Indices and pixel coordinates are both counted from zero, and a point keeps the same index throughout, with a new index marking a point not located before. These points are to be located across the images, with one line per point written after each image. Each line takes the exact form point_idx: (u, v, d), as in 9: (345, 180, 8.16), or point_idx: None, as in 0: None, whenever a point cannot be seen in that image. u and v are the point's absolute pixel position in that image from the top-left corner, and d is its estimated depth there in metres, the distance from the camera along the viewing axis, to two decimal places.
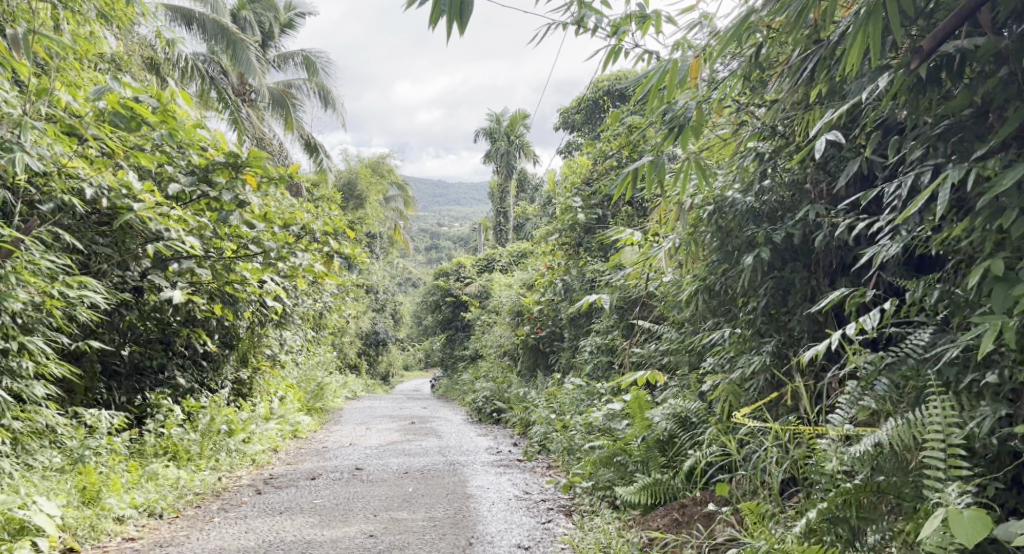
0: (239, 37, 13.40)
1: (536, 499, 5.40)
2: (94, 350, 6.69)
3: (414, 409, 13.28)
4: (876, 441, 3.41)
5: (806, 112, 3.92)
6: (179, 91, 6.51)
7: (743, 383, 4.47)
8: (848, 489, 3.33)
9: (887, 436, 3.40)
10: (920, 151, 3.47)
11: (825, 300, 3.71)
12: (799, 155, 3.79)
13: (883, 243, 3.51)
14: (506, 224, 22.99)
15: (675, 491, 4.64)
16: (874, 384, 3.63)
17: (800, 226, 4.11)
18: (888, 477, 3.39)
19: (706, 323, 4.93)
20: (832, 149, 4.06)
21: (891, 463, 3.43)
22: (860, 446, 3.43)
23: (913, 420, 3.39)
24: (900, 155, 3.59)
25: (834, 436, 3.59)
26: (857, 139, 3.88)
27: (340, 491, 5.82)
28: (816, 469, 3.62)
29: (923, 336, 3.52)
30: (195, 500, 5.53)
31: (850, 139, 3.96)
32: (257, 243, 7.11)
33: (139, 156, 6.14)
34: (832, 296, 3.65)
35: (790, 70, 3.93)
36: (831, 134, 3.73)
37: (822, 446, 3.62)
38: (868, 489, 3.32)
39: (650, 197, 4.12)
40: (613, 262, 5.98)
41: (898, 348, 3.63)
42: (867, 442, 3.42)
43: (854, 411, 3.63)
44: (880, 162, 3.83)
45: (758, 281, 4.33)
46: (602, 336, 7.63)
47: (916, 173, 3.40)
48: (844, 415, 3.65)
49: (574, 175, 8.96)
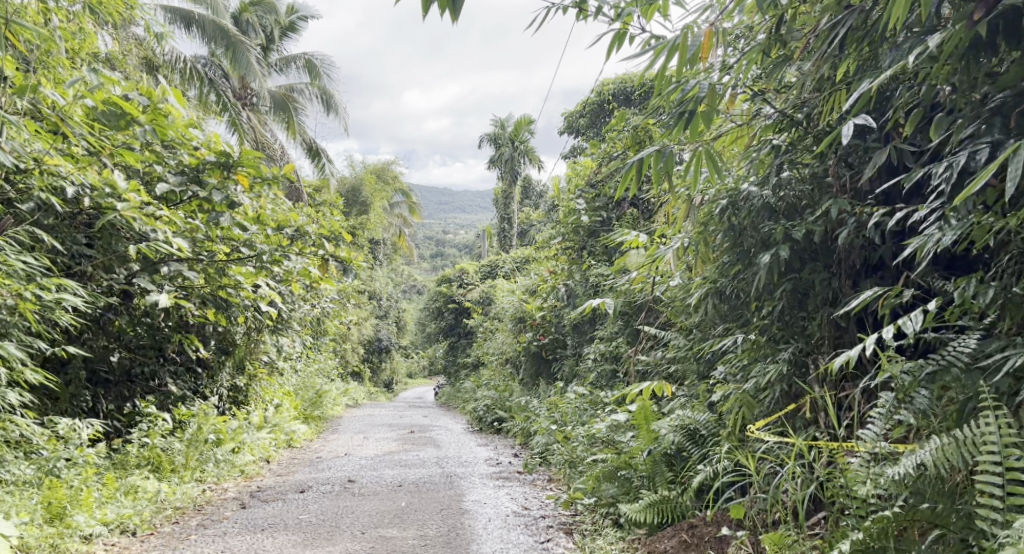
0: (240, 38, 13.13)
1: (535, 516, 5.10)
2: (78, 357, 6.40)
3: (415, 418, 12.96)
4: (918, 462, 3.13)
5: (831, 92, 3.61)
6: (171, 89, 6.27)
7: (758, 395, 4.18)
8: (886, 519, 3.07)
9: (931, 457, 3.11)
10: (970, 128, 3.17)
11: (856, 300, 3.38)
12: (826, 140, 3.48)
13: (929, 234, 3.19)
14: (510, 231, 22.69)
15: (684, 510, 4.35)
16: (912, 396, 3.30)
17: (821, 223, 3.81)
18: (932, 504, 3.13)
19: (717, 329, 4.64)
20: (858, 139, 3.78)
21: (932, 487, 3.17)
22: (899, 468, 3.16)
23: (961, 437, 3.10)
24: (946, 137, 3.30)
25: (866, 454, 3.32)
26: (889, 123, 3.59)
27: (329, 506, 5.52)
28: (844, 491, 3.35)
29: (969, 342, 3.21)
30: (173, 514, 5.23)
31: (879, 126, 3.67)
32: (249, 247, 6.84)
33: (125, 153, 5.88)
34: (866, 295, 3.33)
35: (817, 41, 3.62)
36: (861, 117, 3.44)
37: (853, 467, 3.32)
38: (908, 518, 3.07)
39: (659, 193, 3.85)
40: (618, 264, 5.70)
41: (937, 356, 3.31)
42: (907, 463, 3.15)
43: (889, 426, 3.33)
44: (913, 150, 3.54)
45: (774, 283, 4.04)
46: (606, 343, 7.34)
47: (970, 152, 3.10)
48: (878, 430, 3.35)
49: (577, 177, 8.69)
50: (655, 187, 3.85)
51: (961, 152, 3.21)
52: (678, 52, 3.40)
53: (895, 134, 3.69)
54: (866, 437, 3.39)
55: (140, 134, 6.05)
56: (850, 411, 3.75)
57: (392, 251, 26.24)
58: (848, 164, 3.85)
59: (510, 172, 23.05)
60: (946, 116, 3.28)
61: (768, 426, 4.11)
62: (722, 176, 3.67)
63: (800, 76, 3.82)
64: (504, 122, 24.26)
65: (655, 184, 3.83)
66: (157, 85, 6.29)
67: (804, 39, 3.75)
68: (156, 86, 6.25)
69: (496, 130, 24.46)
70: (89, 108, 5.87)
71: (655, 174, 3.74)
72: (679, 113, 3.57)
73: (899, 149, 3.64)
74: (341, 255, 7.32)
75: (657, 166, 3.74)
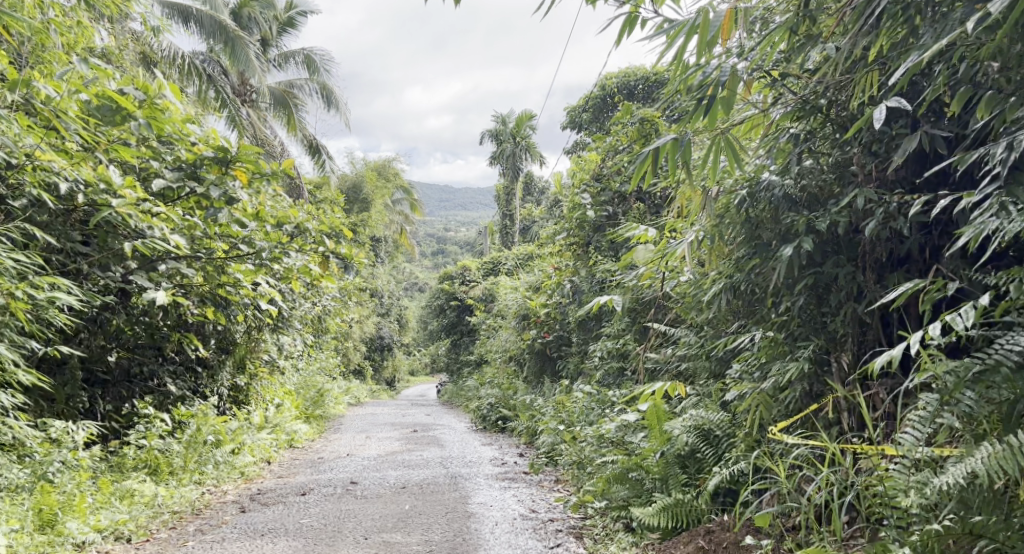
0: (238, 33, 12.93)
1: (543, 519, 4.94)
2: (74, 357, 6.23)
3: (417, 417, 12.80)
4: (969, 471, 2.99)
5: (863, 72, 3.43)
6: (169, 83, 6.07)
7: (776, 394, 4.03)
8: (934, 534, 3.01)
9: (983, 465, 2.99)
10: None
11: (894, 294, 3.20)
12: (856, 125, 3.33)
13: (985, 221, 3.03)
14: (511, 227, 22.50)
15: (699, 514, 4.18)
16: (956, 399, 3.16)
17: (845, 214, 3.66)
18: (983, 515, 3.04)
19: (732, 325, 4.49)
20: (885, 126, 3.62)
21: (979, 495, 3.06)
22: (948, 478, 3.03)
23: (1015, 445, 2.96)
24: (996, 118, 3.14)
25: (904, 460, 3.18)
26: (924, 107, 3.44)
27: (331, 510, 5.37)
28: (883, 499, 3.22)
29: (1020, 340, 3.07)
30: (171, 520, 5.07)
31: (911, 110, 3.52)
32: (248, 244, 6.66)
33: (121, 149, 5.70)
34: (907, 289, 3.15)
35: (850, 18, 3.44)
36: (895, 101, 3.29)
37: (892, 474, 3.18)
38: (959, 532, 3.01)
39: (675, 184, 3.70)
40: (627, 260, 5.55)
41: (982, 354, 3.16)
42: (957, 472, 3.01)
43: (929, 430, 3.19)
44: (947, 135, 3.40)
45: (794, 279, 3.88)
46: (613, 340, 7.18)
47: None
48: (918, 435, 3.19)
49: (582, 171, 8.52)
50: (672, 178, 3.70)
51: (1015, 133, 3.05)
52: (698, 34, 3.26)
53: (925, 120, 3.53)
54: (903, 440, 3.24)
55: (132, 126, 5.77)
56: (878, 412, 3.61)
57: (394, 248, 26.09)
58: (873, 153, 3.68)
59: (511, 168, 22.85)
60: (996, 96, 3.11)
61: (787, 428, 3.96)
62: (743, 165, 3.52)
63: (825, 60, 3.66)
64: (505, 118, 24.07)
65: (672, 174, 3.68)
66: (153, 80, 6.10)
67: (834, 17, 3.58)
68: (153, 80, 6.07)
69: (497, 126, 24.25)
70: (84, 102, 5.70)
71: (672, 164, 3.59)
72: (698, 99, 3.42)
73: (931, 136, 3.49)
74: (342, 252, 7.17)
75: (675, 154, 3.59)
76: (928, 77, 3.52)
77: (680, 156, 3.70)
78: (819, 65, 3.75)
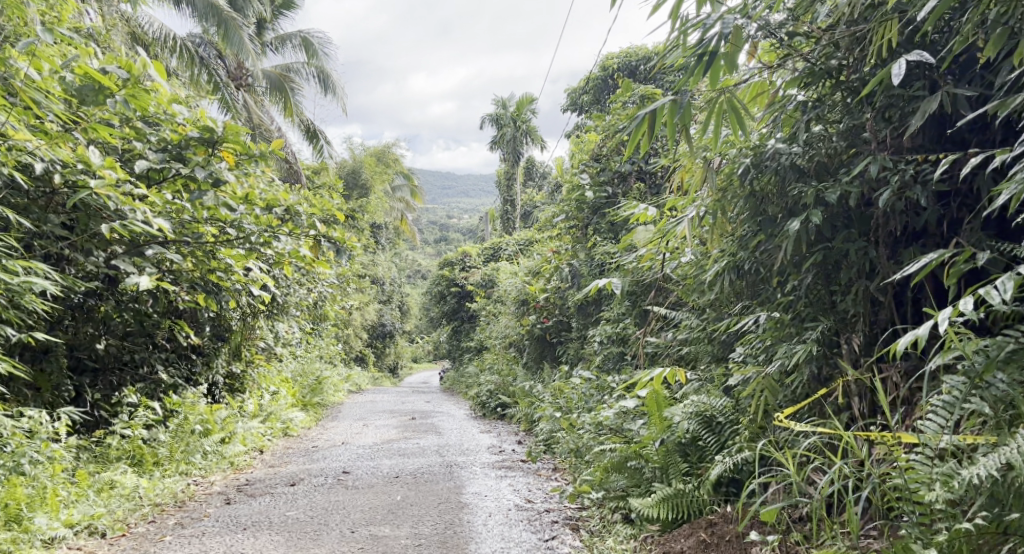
0: (232, 15, 12.63)
1: (539, 509, 4.74)
2: (57, 345, 6.02)
3: (417, 404, 12.62)
4: (1004, 463, 2.79)
5: (879, 23, 3.19)
6: (153, 62, 5.78)
7: (782, 379, 3.82)
8: (966, 531, 2.81)
9: (1020, 456, 2.79)
10: None
11: (914, 267, 2.97)
12: (875, 80, 3.10)
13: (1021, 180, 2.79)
14: (511, 213, 22.24)
15: (701, 505, 3.98)
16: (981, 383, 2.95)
17: (857, 184, 3.44)
18: (1018, 510, 2.82)
19: (736, 305, 4.28)
20: (901, 88, 3.39)
21: (1014, 490, 2.84)
22: (981, 469, 2.82)
23: None
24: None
25: (928, 449, 2.97)
26: (945, 64, 3.21)
27: (319, 501, 5.17)
28: (905, 490, 3.01)
29: None
30: (151, 513, 4.88)
31: (931, 69, 3.29)
32: (236, 228, 6.38)
33: (97, 128, 5.41)
34: (930, 261, 2.93)
35: None
36: (918, 54, 3.06)
37: (916, 464, 2.97)
38: (992, 530, 2.81)
39: (676, 150, 3.49)
40: (626, 240, 5.34)
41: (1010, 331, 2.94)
42: (991, 463, 2.81)
43: (954, 415, 2.98)
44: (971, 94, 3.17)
45: (802, 255, 3.66)
46: (613, 324, 6.96)
47: None
48: (940, 422, 2.99)
49: (581, 152, 8.29)
50: (672, 144, 3.48)
51: None
52: None
53: (944, 81, 3.30)
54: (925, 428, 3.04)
55: (108, 104, 5.47)
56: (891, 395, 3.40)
57: (396, 235, 25.85)
58: (886, 118, 3.45)
59: (511, 152, 22.56)
60: None
61: (793, 414, 3.75)
62: (748, 130, 3.29)
63: (837, 16, 3.43)
64: (505, 102, 23.75)
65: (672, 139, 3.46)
66: (137, 58, 5.81)
67: None
68: (137, 58, 5.79)
69: (497, 110, 23.95)
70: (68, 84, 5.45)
71: (670, 127, 3.39)
72: (697, 57, 3.21)
73: (952, 96, 3.25)
74: (333, 235, 6.91)
75: (675, 118, 3.39)
76: (946, 33, 3.29)
77: (677, 122, 3.50)
78: (828, 23, 3.51)
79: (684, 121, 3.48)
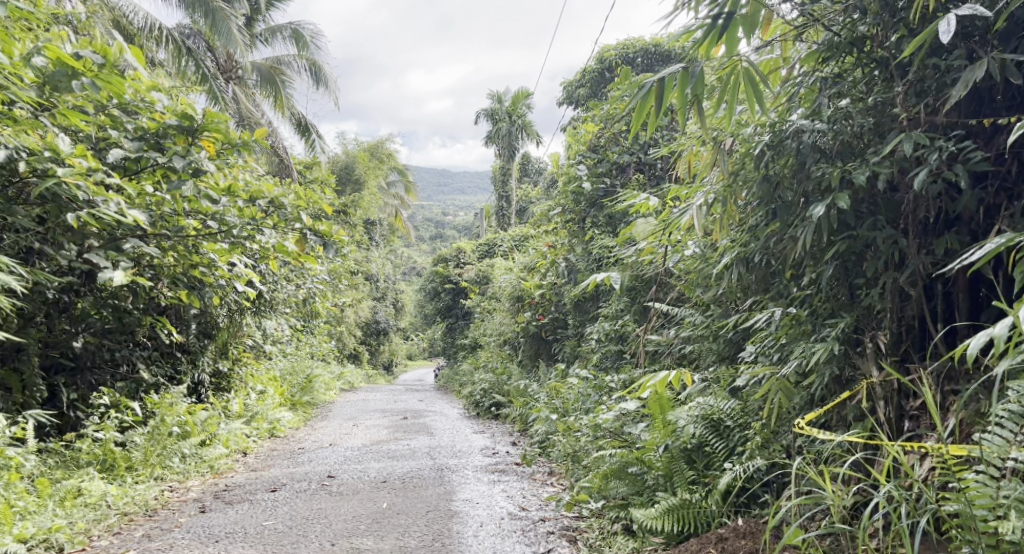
0: (219, 4, 12.22)
1: (534, 519, 4.43)
2: (29, 344, 5.68)
3: (410, 403, 12.28)
4: None
5: None
6: (129, 47, 5.38)
7: (798, 380, 3.54)
8: None
9: None
10: None
11: (973, 257, 2.69)
12: (917, 39, 2.83)
13: None
14: (506, 208, 21.89)
15: (709, 516, 3.69)
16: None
17: (887, 164, 3.16)
18: None
19: (747, 300, 4.00)
20: (935, 59, 3.13)
21: None
22: None
23: None
24: None
25: (990, 467, 2.72)
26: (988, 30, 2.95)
27: (300, 509, 4.85)
28: (968, 516, 2.74)
29: None
30: (117, 524, 4.57)
31: (972, 39, 3.04)
32: (219, 220, 5.96)
33: (66, 113, 4.99)
34: (991, 251, 2.64)
35: None
36: (964, 12, 2.80)
37: (976, 484, 2.73)
38: None
39: (683, 124, 3.32)
40: (626, 233, 5.07)
41: None
42: None
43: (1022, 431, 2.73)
44: (1016, 61, 2.90)
45: (823, 245, 3.39)
46: (611, 321, 6.65)
47: None
48: (1006, 436, 2.76)
49: (578, 143, 7.99)
50: (680, 117, 3.32)
51: None
52: None
53: (981, 50, 3.04)
54: (988, 443, 2.81)
55: (73, 86, 4.98)
56: (924, 399, 3.11)
57: (391, 231, 25.49)
58: (918, 93, 3.19)
59: (506, 148, 22.27)
60: None
61: (812, 421, 3.48)
62: (762, 103, 3.12)
63: None
64: (501, 96, 23.37)
65: (680, 112, 3.31)
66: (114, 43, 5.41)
67: None
68: (112, 43, 5.35)
69: (492, 105, 23.63)
70: (41, 70, 5.09)
71: (680, 94, 3.23)
72: (713, 20, 3.10)
73: (996, 64, 2.97)
74: (319, 228, 6.40)
75: (685, 85, 3.24)
76: None
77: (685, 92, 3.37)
78: None
79: (694, 93, 3.28)
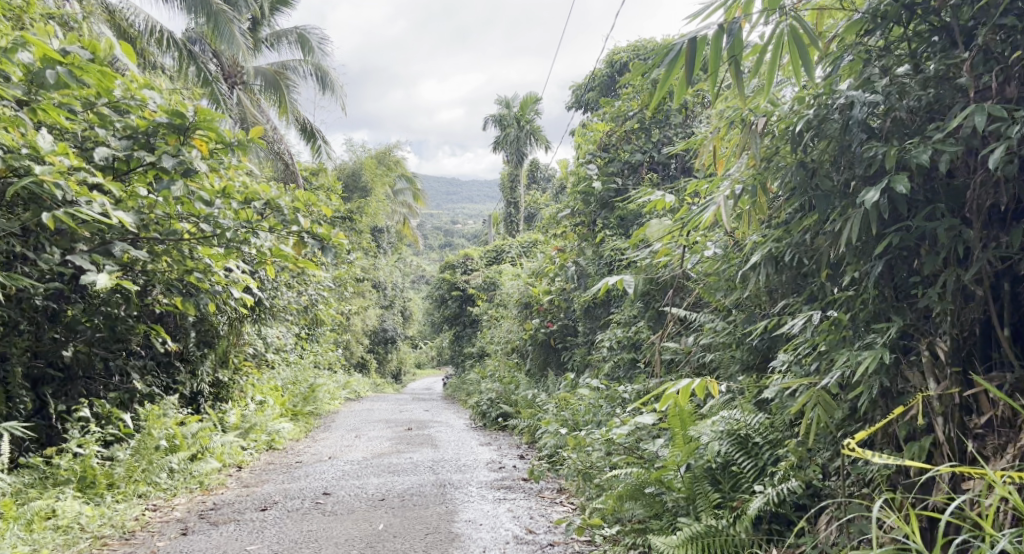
0: (222, 7, 11.89)
1: (542, 543, 4.05)
2: (16, 350, 5.35)
3: (415, 413, 11.85)
4: None
5: None
6: (121, 43, 4.96)
7: (840, 389, 3.22)
8: None
9: None
10: None
11: None
12: None
13: None
14: (515, 214, 21.49)
15: (737, 545, 3.32)
16: None
17: (950, 142, 2.90)
18: None
19: (777, 302, 3.68)
20: (1005, 25, 2.90)
21: None
22: None
23: None
24: None
25: None
26: None
27: (289, 532, 4.48)
28: None
29: None
30: (90, 548, 4.25)
31: None
32: (212, 224, 5.47)
33: (45, 109, 4.56)
34: None
35: None
36: None
37: None
38: None
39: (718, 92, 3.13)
40: (641, 232, 4.74)
41: None
42: None
43: None
44: None
45: (873, 237, 3.10)
46: (624, 328, 6.29)
47: None
48: None
49: (588, 143, 7.60)
50: (712, 85, 3.13)
51: None
52: None
53: None
54: None
55: (49, 76, 4.54)
56: (994, 413, 2.84)
57: (398, 239, 25.10)
58: (984, 63, 2.95)
59: (514, 153, 21.89)
60: None
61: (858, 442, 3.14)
62: (807, 68, 2.87)
63: None
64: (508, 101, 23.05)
65: (713, 80, 3.13)
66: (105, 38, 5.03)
67: None
68: (103, 38, 4.94)
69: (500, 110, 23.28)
70: (26, 66, 4.67)
71: (712, 63, 3.07)
72: None
73: None
74: (318, 230, 5.72)
75: (720, 49, 3.08)
76: None
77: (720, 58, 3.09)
78: None
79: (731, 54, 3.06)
